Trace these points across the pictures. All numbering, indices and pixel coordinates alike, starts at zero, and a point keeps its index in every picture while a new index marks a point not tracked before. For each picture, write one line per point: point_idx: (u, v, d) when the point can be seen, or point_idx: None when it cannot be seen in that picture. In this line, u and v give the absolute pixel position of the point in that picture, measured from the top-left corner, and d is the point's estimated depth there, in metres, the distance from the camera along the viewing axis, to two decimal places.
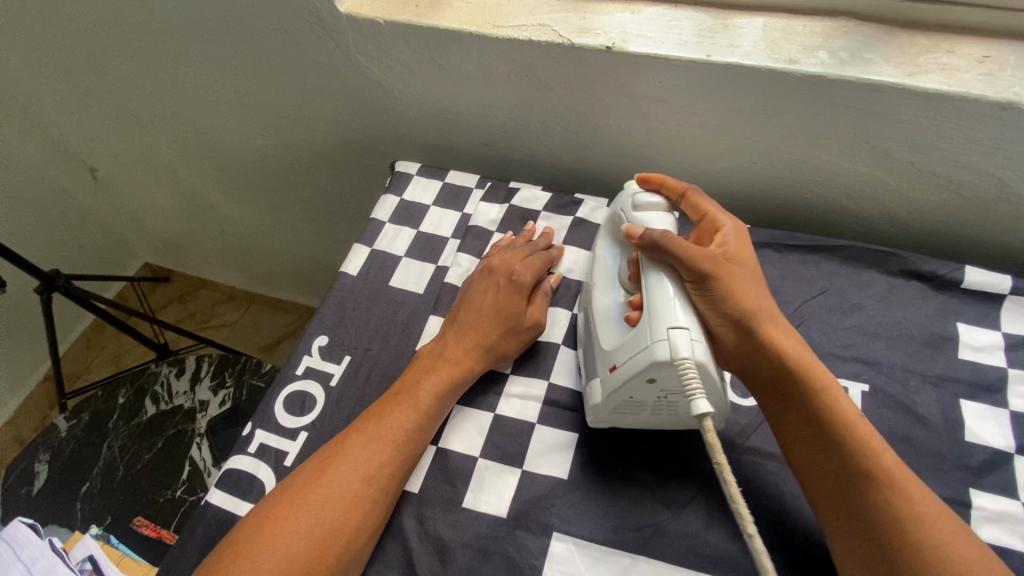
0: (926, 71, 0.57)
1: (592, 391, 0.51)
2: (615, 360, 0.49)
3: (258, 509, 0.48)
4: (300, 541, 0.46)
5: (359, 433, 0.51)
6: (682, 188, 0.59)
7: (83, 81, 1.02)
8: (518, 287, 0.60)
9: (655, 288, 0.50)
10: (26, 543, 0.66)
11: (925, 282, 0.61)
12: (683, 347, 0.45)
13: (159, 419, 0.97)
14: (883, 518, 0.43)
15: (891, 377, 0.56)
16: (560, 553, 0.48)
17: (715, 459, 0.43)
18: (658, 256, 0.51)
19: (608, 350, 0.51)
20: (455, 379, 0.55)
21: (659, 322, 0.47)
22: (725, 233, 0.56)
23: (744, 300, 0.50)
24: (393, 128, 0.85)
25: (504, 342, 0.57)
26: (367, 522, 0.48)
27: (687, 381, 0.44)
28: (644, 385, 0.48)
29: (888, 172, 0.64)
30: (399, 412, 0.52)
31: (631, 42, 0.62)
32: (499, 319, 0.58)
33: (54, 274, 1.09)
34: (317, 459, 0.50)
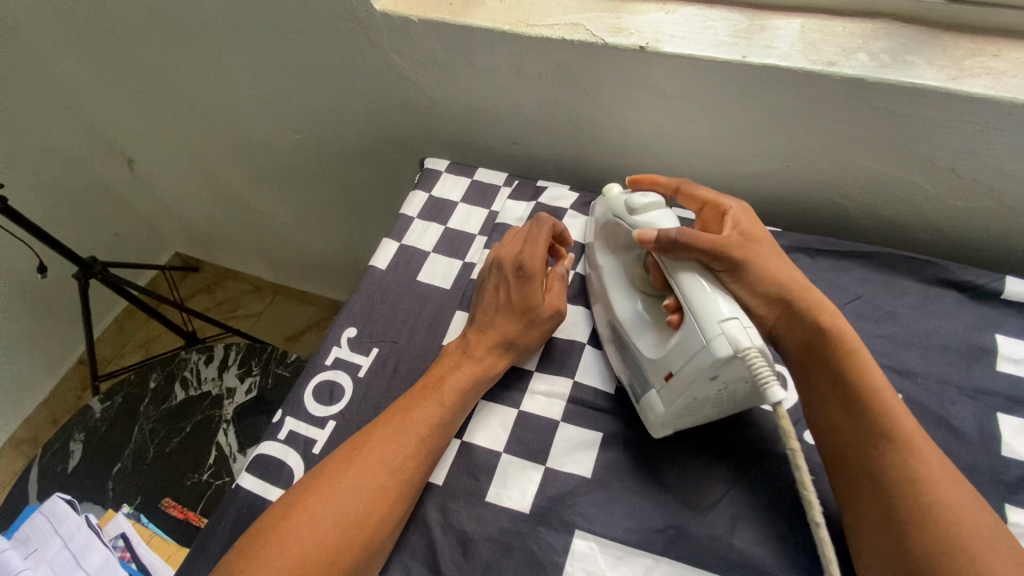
0: (972, 76, 0.55)
1: (649, 401, 0.51)
2: (670, 367, 0.48)
3: (288, 497, 0.49)
4: (327, 528, 0.46)
5: (385, 425, 0.52)
6: (676, 184, 0.62)
7: (124, 73, 1.05)
8: (529, 279, 0.58)
9: (689, 288, 0.48)
10: (64, 518, 0.68)
11: (962, 291, 0.59)
12: (743, 338, 0.44)
13: (188, 405, 1.00)
14: (915, 519, 0.42)
15: (925, 388, 0.54)
16: (582, 550, 0.48)
17: (788, 445, 0.44)
18: (679, 253, 0.50)
19: (658, 355, 0.50)
20: (478, 376, 0.55)
21: (708, 320, 0.46)
22: (736, 215, 0.57)
23: (776, 275, 0.51)
24: (423, 125, 0.86)
25: (527, 336, 0.57)
26: (391, 514, 0.48)
27: (757, 372, 0.44)
28: (707, 382, 0.46)
29: (926, 177, 0.62)
30: (425, 407, 0.53)
31: (664, 42, 0.62)
32: (518, 314, 0.58)
33: (91, 261, 1.13)
34: (345, 448, 0.51)
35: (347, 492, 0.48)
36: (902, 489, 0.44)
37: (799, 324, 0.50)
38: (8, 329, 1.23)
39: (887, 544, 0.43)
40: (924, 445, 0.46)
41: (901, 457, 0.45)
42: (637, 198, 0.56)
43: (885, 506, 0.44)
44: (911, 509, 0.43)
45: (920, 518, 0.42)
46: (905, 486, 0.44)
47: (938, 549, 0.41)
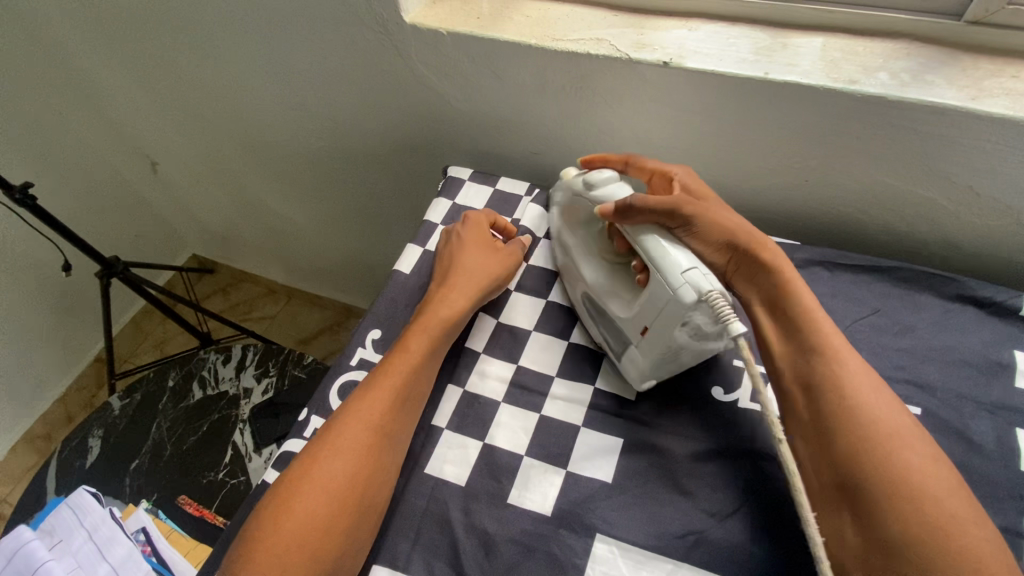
0: (991, 96, 0.56)
1: (627, 354, 0.56)
2: (645, 321, 0.53)
3: (279, 483, 0.49)
4: (316, 495, 0.48)
5: (362, 391, 0.54)
6: (625, 158, 0.65)
7: (153, 77, 1.08)
8: (477, 228, 0.66)
9: (653, 249, 0.52)
10: (89, 510, 0.69)
11: (981, 308, 0.60)
12: (704, 283, 0.49)
13: (206, 403, 1.01)
14: (862, 472, 0.43)
15: (944, 403, 0.55)
16: (602, 554, 0.48)
17: (753, 373, 0.48)
18: (635, 218, 0.55)
19: (632, 309, 0.55)
20: (449, 321, 0.59)
21: (671, 272, 0.50)
22: (680, 180, 0.61)
23: (727, 225, 0.55)
24: (446, 134, 0.88)
25: (495, 268, 0.64)
26: (377, 471, 0.50)
27: (721, 312, 0.48)
28: (678, 330, 0.51)
29: (945, 195, 0.63)
30: (396, 364, 0.55)
31: (688, 57, 0.64)
32: (479, 254, 0.64)
33: (113, 260, 1.15)
34: (325, 425, 0.52)
35: (332, 464, 0.49)
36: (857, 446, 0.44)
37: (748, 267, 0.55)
38: (29, 326, 1.25)
39: (842, 508, 0.44)
40: (874, 389, 0.47)
41: (853, 407, 0.46)
42: (595, 174, 0.60)
43: (831, 460, 0.45)
44: (863, 462, 0.44)
45: (870, 472, 0.43)
46: (870, 443, 0.44)
47: (891, 501, 0.42)
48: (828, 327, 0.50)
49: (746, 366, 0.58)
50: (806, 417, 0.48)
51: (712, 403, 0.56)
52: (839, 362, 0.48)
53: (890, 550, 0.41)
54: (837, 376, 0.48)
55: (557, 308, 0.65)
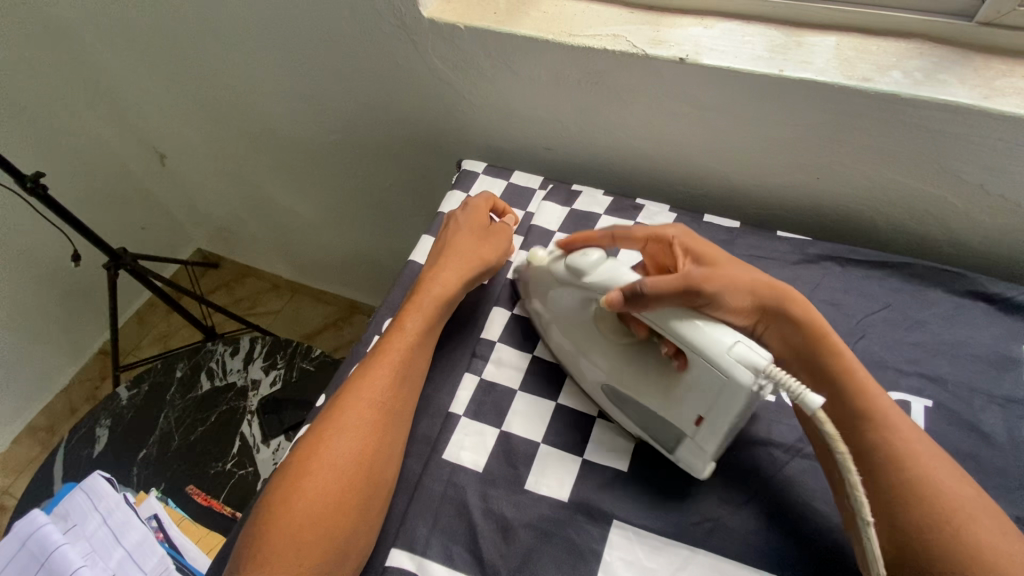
0: (1003, 95, 0.57)
1: (682, 445, 0.50)
2: (698, 411, 0.47)
3: (286, 467, 0.50)
4: (324, 475, 0.48)
5: (358, 375, 0.54)
6: (609, 233, 0.58)
7: (166, 71, 1.08)
8: (473, 212, 0.67)
9: (688, 338, 0.46)
10: (104, 495, 0.70)
11: (991, 304, 0.61)
12: (756, 357, 0.44)
13: (214, 394, 1.02)
14: (936, 552, 0.42)
15: (955, 395, 0.56)
16: (620, 540, 0.49)
17: (838, 449, 0.43)
18: (650, 305, 0.49)
19: (673, 395, 0.49)
20: (441, 299, 0.60)
21: (716, 357, 0.44)
22: (681, 242, 0.55)
23: (751, 284, 0.52)
24: (459, 129, 0.89)
25: (486, 250, 0.64)
26: (383, 448, 0.51)
27: (786, 384, 0.43)
28: (738, 413, 0.46)
29: (955, 193, 0.64)
30: (393, 342, 0.56)
31: (703, 54, 0.64)
32: (472, 237, 0.65)
33: (122, 251, 1.15)
34: (325, 410, 0.53)
35: (338, 444, 0.50)
36: (930, 524, 0.43)
37: (787, 335, 0.52)
38: (35, 316, 1.25)
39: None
40: (936, 457, 0.46)
41: (917, 478, 0.45)
42: (580, 257, 0.54)
43: (902, 538, 0.44)
44: (936, 539, 0.42)
45: (947, 554, 0.42)
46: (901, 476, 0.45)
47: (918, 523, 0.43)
48: (883, 395, 0.49)
49: None
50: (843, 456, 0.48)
51: None
52: (896, 432, 0.47)
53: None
54: (900, 449, 0.46)
55: None
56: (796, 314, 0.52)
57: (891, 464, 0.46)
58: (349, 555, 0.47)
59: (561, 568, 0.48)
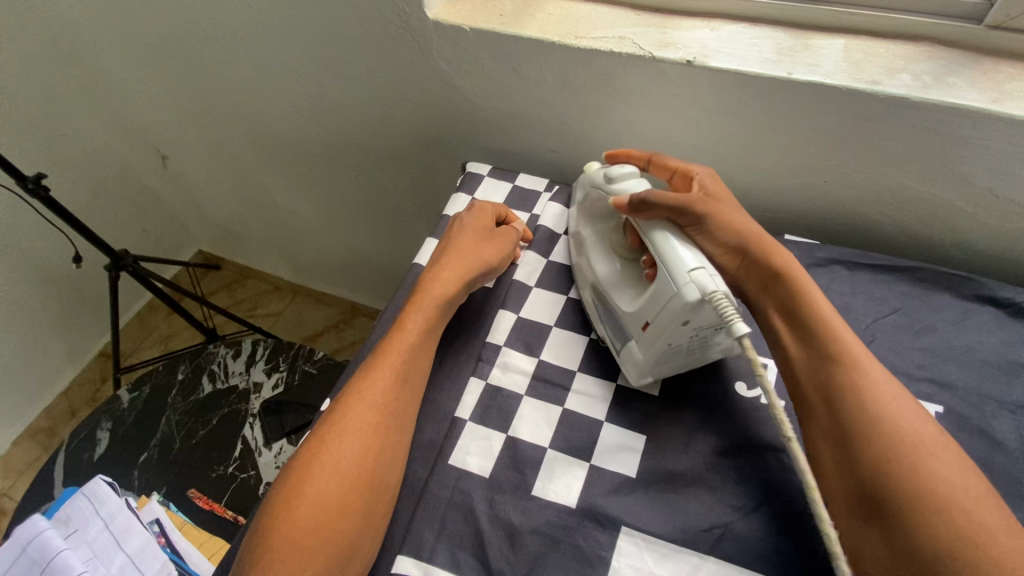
0: (1013, 98, 0.57)
1: (628, 346, 0.56)
2: (648, 317, 0.53)
3: (288, 472, 0.49)
4: (326, 479, 0.48)
5: (360, 376, 0.54)
6: (647, 156, 0.66)
7: (169, 72, 1.08)
8: (477, 215, 0.66)
9: (661, 245, 0.53)
10: (106, 499, 0.69)
11: (1000, 309, 0.60)
12: (709, 283, 0.48)
13: (215, 397, 1.01)
14: (890, 486, 0.43)
15: (965, 401, 0.55)
16: (628, 547, 0.48)
17: (758, 376, 0.47)
18: (648, 211, 0.56)
19: (635, 300, 0.55)
20: (443, 300, 0.59)
21: (678, 270, 0.50)
22: (702, 177, 0.61)
23: (736, 227, 0.56)
24: (463, 131, 0.88)
25: (490, 253, 0.63)
26: (385, 449, 0.51)
27: (723, 312, 0.47)
28: (679, 329, 0.51)
29: (964, 197, 0.64)
30: (394, 343, 0.56)
31: (711, 57, 0.64)
32: (475, 239, 0.64)
33: (123, 253, 1.14)
34: (327, 413, 0.53)
35: (340, 447, 0.49)
36: (888, 455, 0.44)
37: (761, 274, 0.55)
38: (36, 318, 1.25)
39: (868, 519, 0.43)
40: (902, 399, 0.47)
41: (879, 415, 0.46)
42: (620, 170, 0.60)
43: (854, 468, 0.45)
44: (893, 472, 0.43)
45: (899, 484, 0.43)
46: (893, 450, 0.44)
47: (915, 499, 0.42)
48: (848, 335, 0.50)
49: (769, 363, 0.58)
50: (826, 423, 0.48)
51: (735, 397, 0.56)
52: (859, 370, 0.48)
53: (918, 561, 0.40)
54: (861, 386, 0.47)
55: (578, 304, 0.65)
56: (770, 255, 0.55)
57: (857, 401, 0.47)
58: (353, 560, 0.47)
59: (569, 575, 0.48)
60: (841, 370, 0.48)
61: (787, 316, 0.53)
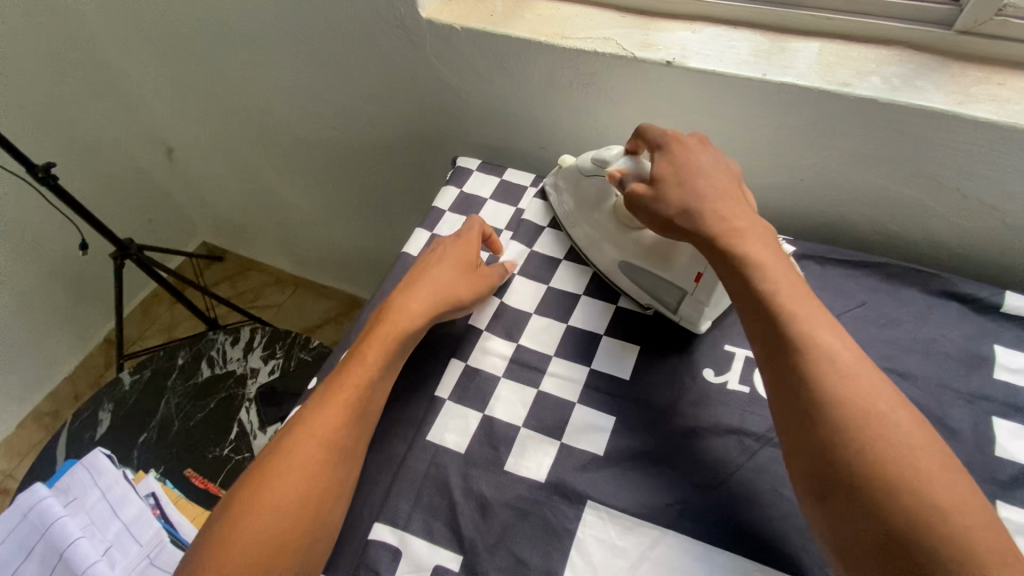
0: (978, 101, 0.59)
1: (685, 303, 0.61)
2: (699, 268, 0.59)
3: (248, 478, 0.50)
4: (295, 483, 0.49)
5: (337, 387, 0.54)
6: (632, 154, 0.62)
7: (175, 67, 1.11)
8: (459, 241, 0.65)
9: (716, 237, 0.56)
10: (104, 471, 0.73)
11: (964, 304, 0.63)
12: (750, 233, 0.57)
13: (213, 381, 1.04)
14: (839, 468, 0.41)
15: (924, 390, 0.57)
16: (593, 520, 0.51)
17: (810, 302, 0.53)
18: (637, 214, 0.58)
19: (677, 261, 0.60)
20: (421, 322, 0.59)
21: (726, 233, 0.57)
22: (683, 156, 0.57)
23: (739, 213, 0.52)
24: (455, 127, 0.91)
25: (471, 281, 0.63)
26: (347, 458, 0.52)
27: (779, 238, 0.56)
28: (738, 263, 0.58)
29: (933, 196, 0.66)
30: (367, 359, 0.56)
31: (690, 58, 0.67)
32: (457, 264, 0.63)
33: (128, 242, 1.18)
34: (291, 424, 0.53)
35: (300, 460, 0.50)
36: (830, 432, 0.42)
37: (721, 255, 0.52)
38: (43, 304, 1.29)
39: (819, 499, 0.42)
40: (857, 374, 0.44)
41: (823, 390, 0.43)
42: (604, 152, 0.64)
43: (802, 449, 0.43)
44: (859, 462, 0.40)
45: (866, 475, 0.40)
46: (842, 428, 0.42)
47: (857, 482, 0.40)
48: (807, 307, 0.48)
49: (737, 351, 0.60)
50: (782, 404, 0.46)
51: (702, 382, 0.59)
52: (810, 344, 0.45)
53: (876, 548, 0.39)
54: (822, 364, 0.44)
55: (558, 294, 0.68)
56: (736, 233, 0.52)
57: (811, 378, 0.44)
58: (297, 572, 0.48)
59: (536, 544, 0.50)
60: (794, 347, 0.46)
61: (752, 300, 0.49)
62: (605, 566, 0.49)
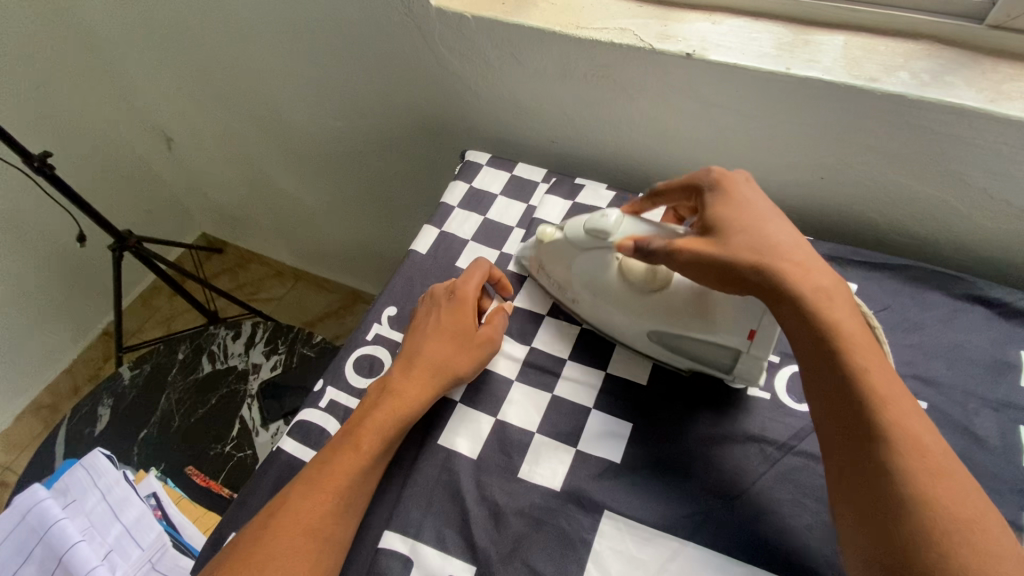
0: (1010, 99, 0.57)
1: (740, 364, 0.54)
2: (750, 325, 0.52)
3: (257, 527, 0.48)
4: (294, 534, 0.47)
5: (346, 437, 0.52)
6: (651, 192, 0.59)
7: (174, 54, 1.08)
8: (465, 303, 0.59)
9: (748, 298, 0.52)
10: (104, 472, 0.71)
11: (990, 308, 0.61)
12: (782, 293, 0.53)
13: (215, 377, 1.03)
14: (904, 535, 0.39)
15: (949, 398, 0.56)
16: (609, 530, 0.50)
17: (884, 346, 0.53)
18: (658, 260, 0.53)
19: (717, 321, 0.53)
20: (433, 387, 0.55)
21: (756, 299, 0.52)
22: (742, 200, 0.53)
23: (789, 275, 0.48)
24: (463, 120, 0.89)
25: (476, 351, 0.57)
26: (349, 517, 0.50)
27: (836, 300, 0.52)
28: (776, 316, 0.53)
29: (959, 196, 0.64)
30: (381, 416, 0.52)
31: (710, 50, 0.64)
32: (461, 333, 0.57)
33: (126, 234, 1.15)
34: (303, 477, 0.50)
35: (306, 518, 0.47)
36: (907, 506, 0.39)
37: (790, 308, 0.48)
38: (40, 296, 1.27)
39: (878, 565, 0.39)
40: (940, 459, 0.41)
41: (895, 463, 0.41)
42: (599, 219, 0.57)
43: (870, 513, 0.41)
44: (923, 543, 0.38)
45: (925, 556, 0.38)
46: (910, 500, 0.39)
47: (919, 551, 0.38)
48: (894, 382, 0.44)
49: None
50: (852, 472, 0.42)
51: (720, 387, 0.57)
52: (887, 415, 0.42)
53: None
54: (903, 436, 0.42)
55: None
56: (801, 287, 0.48)
57: (893, 450, 0.41)
58: None
59: (551, 554, 0.49)
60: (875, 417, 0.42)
61: (816, 359, 0.46)
62: None
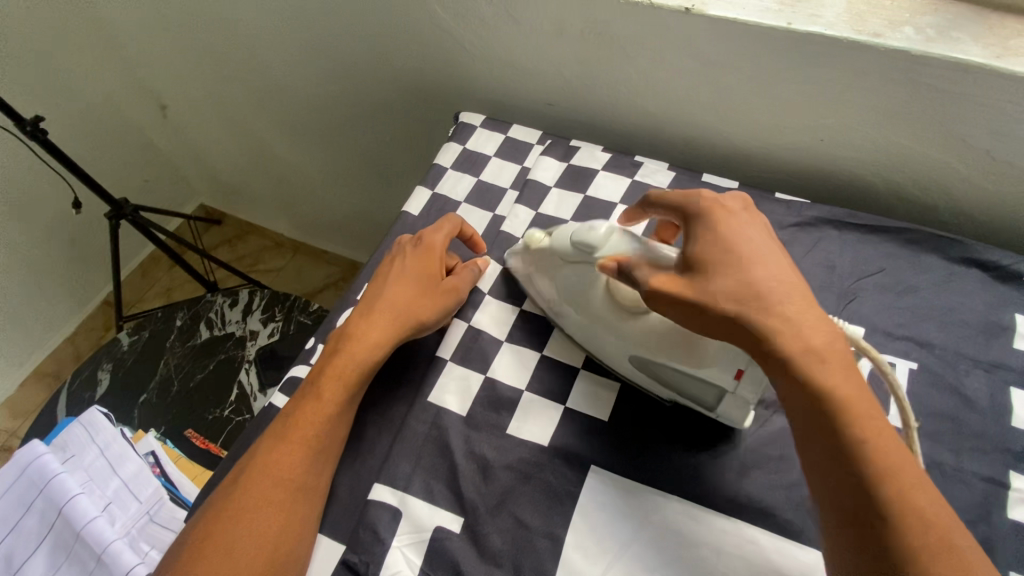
0: (1017, 54, 0.55)
1: (724, 402, 0.49)
2: (739, 363, 0.46)
3: (243, 469, 0.49)
4: (274, 475, 0.48)
5: (309, 387, 0.52)
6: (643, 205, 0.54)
7: (163, 16, 1.05)
8: (433, 251, 0.59)
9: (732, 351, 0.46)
10: (101, 429, 0.73)
11: (986, 271, 0.60)
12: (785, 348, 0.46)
13: (212, 343, 1.03)
14: None
15: (940, 358, 0.56)
16: (596, 484, 0.50)
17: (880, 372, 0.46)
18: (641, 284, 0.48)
19: (702, 359, 0.47)
20: (398, 333, 0.55)
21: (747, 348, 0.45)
22: (735, 238, 0.46)
23: (792, 339, 0.42)
24: (459, 82, 0.87)
25: (439, 301, 0.57)
26: (326, 458, 0.51)
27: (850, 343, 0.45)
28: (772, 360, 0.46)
29: (961, 158, 0.63)
30: (351, 360, 0.53)
31: (709, 4, 0.62)
32: (427, 283, 0.57)
33: (122, 202, 1.15)
34: (281, 420, 0.51)
35: (285, 458, 0.49)
36: None
37: (791, 380, 0.41)
38: (39, 264, 1.27)
39: None
40: (958, 539, 0.36)
41: (910, 550, 0.36)
42: (586, 231, 0.52)
43: None
44: None
45: None
46: None
47: None
48: (902, 456, 0.39)
49: None
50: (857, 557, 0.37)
51: None
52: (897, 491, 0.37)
53: None
54: (915, 520, 0.36)
55: None
56: (794, 351, 0.41)
57: (905, 536, 0.36)
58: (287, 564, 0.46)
59: (537, 507, 0.49)
60: (881, 494, 0.37)
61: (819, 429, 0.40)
62: (609, 530, 0.48)
